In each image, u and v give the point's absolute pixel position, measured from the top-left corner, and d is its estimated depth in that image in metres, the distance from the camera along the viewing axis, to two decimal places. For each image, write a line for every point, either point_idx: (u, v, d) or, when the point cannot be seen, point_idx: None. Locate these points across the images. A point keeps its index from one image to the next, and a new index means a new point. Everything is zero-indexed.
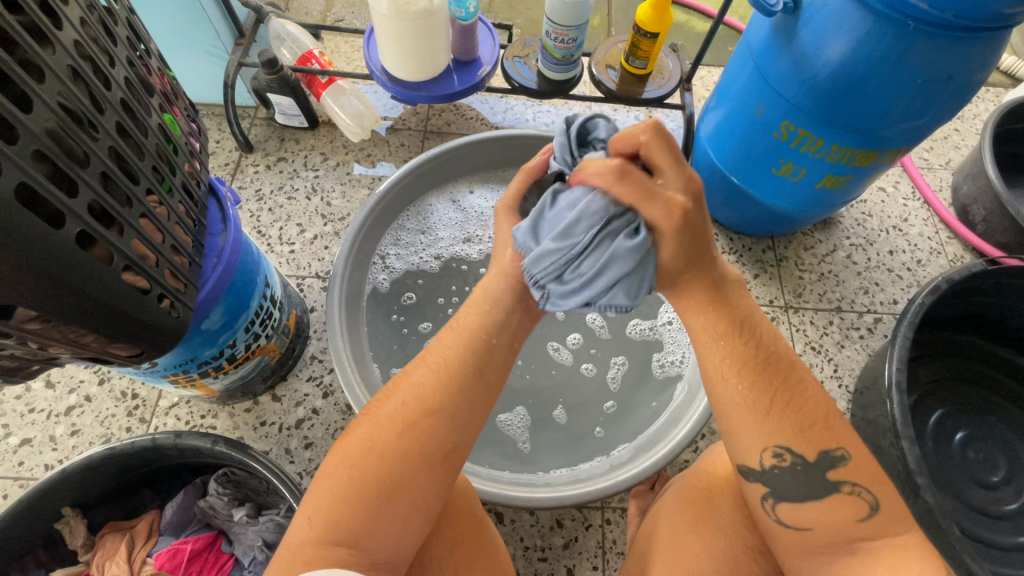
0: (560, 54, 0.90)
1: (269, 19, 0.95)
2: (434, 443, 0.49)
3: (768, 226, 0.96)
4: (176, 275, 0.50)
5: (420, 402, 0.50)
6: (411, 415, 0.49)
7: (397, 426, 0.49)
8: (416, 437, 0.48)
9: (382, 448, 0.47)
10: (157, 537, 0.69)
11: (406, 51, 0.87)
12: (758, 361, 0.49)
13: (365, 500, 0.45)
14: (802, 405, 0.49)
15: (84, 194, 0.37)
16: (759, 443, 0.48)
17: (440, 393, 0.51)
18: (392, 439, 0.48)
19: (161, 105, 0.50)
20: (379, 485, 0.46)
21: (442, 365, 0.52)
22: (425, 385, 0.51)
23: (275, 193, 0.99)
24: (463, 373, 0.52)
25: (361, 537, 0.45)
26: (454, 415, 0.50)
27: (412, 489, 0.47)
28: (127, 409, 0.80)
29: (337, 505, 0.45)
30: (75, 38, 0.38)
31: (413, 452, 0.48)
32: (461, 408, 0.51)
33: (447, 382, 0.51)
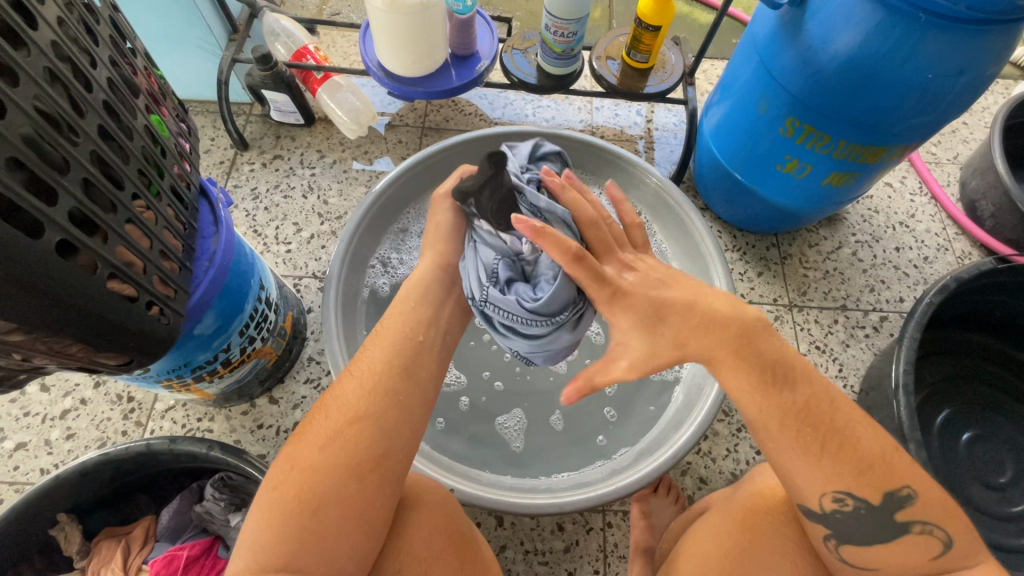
0: (560, 48, 0.88)
1: (263, 13, 0.93)
2: (362, 448, 0.48)
3: (773, 224, 0.94)
4: (165, 281, 0.49)
5: (344, 412, 0.50)
6: (336, 425, 0.49)
7: (320, 438, 0.49)
8: (340, 445, 0.48)
9: (308, 461, 0.47)
10: (154, 542, 0.68)
11: (403, 47, 0.85)
12: (804, 412, 0.48)
13: (293, 521, 0.44)
14: (857, 443, 0.47)
15: (65, 201, 0.36)
16: (818, 488, 0.48)
17: (364, 401, 0.51)
18: (315, 453, 0.48)
19: (148, 105, 0.48)
20: (307, 499, 0.45)
21: (365, 372, 0.54)
22: (350, 394, 0.52)
23: (270, 191, 0.97)
24: (387, 376, 0.53)
25: (294, 557, 0.43)
26: (380, 419, 0.50)
27: (341, 502, 0.46)
28: (123, 412, 0.80)
29: (270, 527, 0.44)
30: (52, 38, 0.36)
31: (334, 461, 0.47)
32: (388, 411, 0.51)
33: (370, 387, 0.52)
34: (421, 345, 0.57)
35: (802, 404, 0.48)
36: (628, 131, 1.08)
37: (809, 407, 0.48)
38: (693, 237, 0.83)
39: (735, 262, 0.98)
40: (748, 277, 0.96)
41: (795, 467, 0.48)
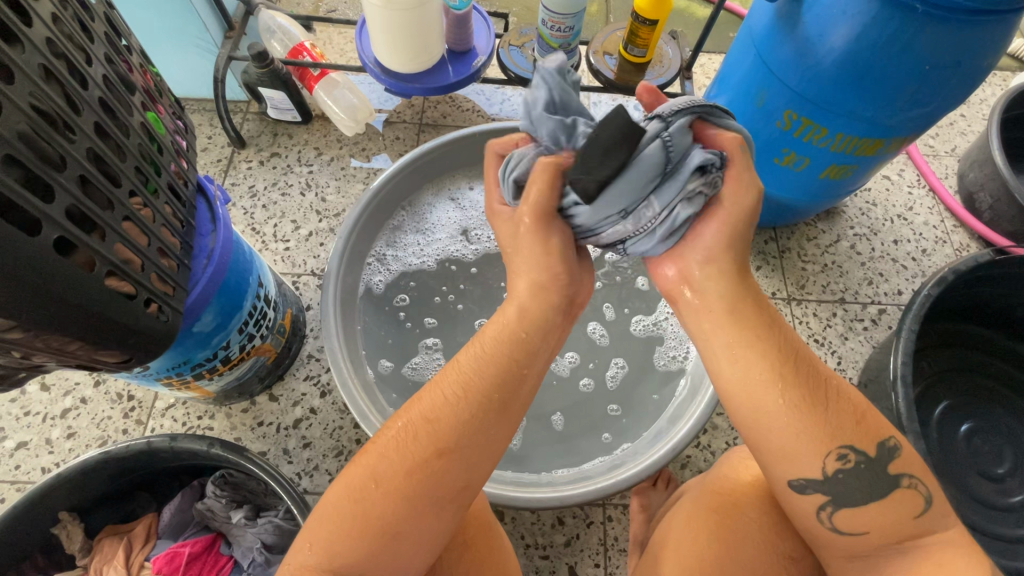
0: (556, 43, 0.88)
1: (259, 11, 0.93)
2: (444, 478, 0.46)
3: (771, 217, 0.94)
4: (163, 279, 0.49)
5: (433, 438, 0.47)
6: (420, 449, 0.46)
7: (402, 459, 0.46)
8: (424, 471, 0.46)
9: (388, 480, 0.45)
10: (155, 540, 0.68)
11: (399, 43, 0.85)
12: (792, 361, 0.49)
13: (369, 535, 0.44)
14: (844, 398, 0.49)
15: (62, 199, 0.36)
16: (821, 449, 0.47)
17: (453, 428, 0.47)
18: (399, 475, 0.46)
19: (144, 103, 0.48)
20: (382, 518, 0.45)
21: (459, 396, 0.48)
22: (439, 417, 0.47)
23: (268, 189, 0.97)
24: (483, 407, 0.48)
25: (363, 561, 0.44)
26: (466, 449, 0.47)
27: (416, 525, 0.45)
28: (124, 411, 0.80)
29: (342, 530, 0.45)
30: (47, 35, 0.36)
31: (414, 486, 0.45)
32: (475, 442, 0.48)
33: (460, 412, 0.48)
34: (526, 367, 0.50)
35: (792, 357, 0.49)
36: None
37: (798, 358, 0.49)
38: None
39: None
40: None
41: (794, 429, 0.47)
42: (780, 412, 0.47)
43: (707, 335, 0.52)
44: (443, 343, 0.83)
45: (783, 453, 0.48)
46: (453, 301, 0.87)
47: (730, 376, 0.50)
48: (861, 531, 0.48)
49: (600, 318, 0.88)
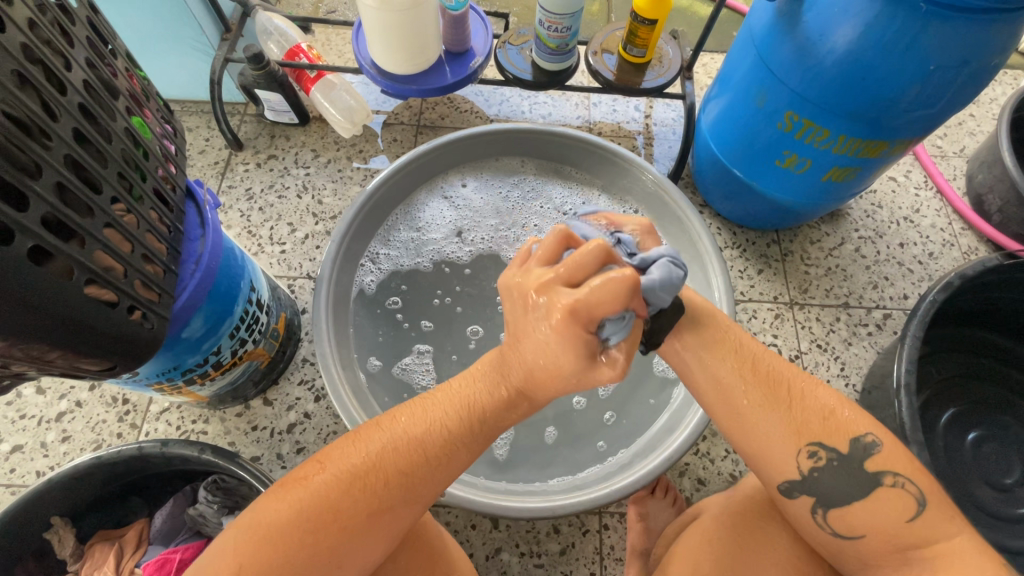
0: (554, 44, 0.87)
1: (256, 12, 0.93)
2: (387, 522, 0.47)
3: (773, 220, 0.92)
4: (148, 286, 0.48)
5: (404, 490, 0.47)
6: (373, 488, 0.46)
7: (352, 494, 0.46)
8: (371, 514, 0.46)
9: (332, 514, 0.45)
10: (146, 546, 0.68)
11: (395, 43, 0.84)
12: (749, 363, 0.52)
13: (312, 561, 0.44)
14: (811, 398, 0.51)
15: (37, 206, 0.36)
16: (792, 446, 0.49)
17: (413, 477, 0.48)
18: (359, 515, 0.46)
19: (129, 107, 0.48)
20: (316, 548, 0.44)
21: (439, 458, 0.49)
22: (416, 472, 0.48)
23: (264, 192, 0.97)
24: (453, 472, 0.50)
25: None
26: (417, 501, 0.48)
27: (357, 558, 0.46)
28: (118, 415, 0.79)
29: (268, 552, 0.43)
30: (22, 40, 0.36)
31: (357, 525, 0.46)
32: (427, 494, 0.49)
33: (422, 463, 0.48)
34: (489, 430, 0.51)
35: (750, 362, 0.52)
36: (626, 128, 1.06)
37: (756, 360, 0.52)
38: (690, 236, 0.82)
39: (735, 260, 0.96)
40: (748, 275, 0.95)
41: (763, 426, 0.50)
42: (748, 410, 0.50)
43: (680, 355, 0.55)
44: (432, 343, 0.82)
45: (759, 456, 0.51)
46: (450, 303, 0.86)
47: (699, 383, 0.53)
48: (858, 534, 0.49)
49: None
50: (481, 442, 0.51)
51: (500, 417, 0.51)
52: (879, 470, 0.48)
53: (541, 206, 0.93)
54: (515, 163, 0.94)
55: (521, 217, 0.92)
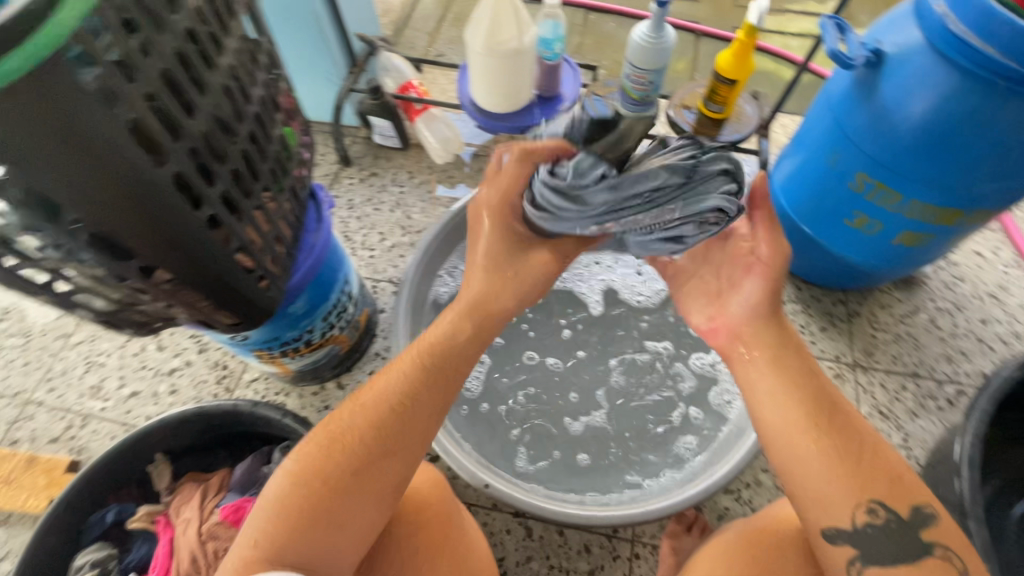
0: (637, 95, 0.94)
1: (380, 52, 1.07)
2: (375, 472, 0.53)
3: (840, 279, 0.92)
4: (275, 262, 0.59)
5: (382, 437, 0.54)
6: (359, 443, 0.53)
7: (343, 452, 0.53)
8: (364, 465, 0.52)
9: (332, 470, 0.51)
10: (226, 492, 0.76)
11: (493, 84, 0.95)
12: (826, 412, 0.51)
13: (313, 520, 0.49)
14: (882, 458, 0.50)
15: (219, 185, 0.46)
16: (853, 498, 0.48)
17: (389, 424, 0.55)
18: (348, 470, 0.52)
19: (284, 119, 0.59)
20: (324, 505, 0.50)
21: (407, 401, 0.56)
22: (387, 419, 0.55)
23: (363, 203, 1.10)
24: (425, 414, 0.57)
25: (305, 546, 0.48)
26: (401, 450, 0.54)
27: (357, 513, 0.51)
28: (217, 378, 0.92)
29: (285, 518, 0.49)
30: (231, 62, 0.48)
31: (347, 477, 0.51)
32: (406, 441, 0.55)
33: (393, 411, 0.55)
34: (448, 374, 0.59)
35: (828, 409, 0.52)
36: None
37: (835, 411, 0.52)
38: None
39: (798, 315, 0.96)
40: (810, 331, 0.94)
41: (825, 471, 0.49)
42: (817, 454, 0.49)
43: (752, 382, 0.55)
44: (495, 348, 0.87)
45: (815, 491, 0.49)
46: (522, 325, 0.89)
47: (768, 416, 0.53)
48: None
49: (626, 359, 0.86)
50: (448, 387, 0.59)
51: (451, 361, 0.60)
52: (912, 531, 0.48)
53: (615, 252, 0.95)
54: None
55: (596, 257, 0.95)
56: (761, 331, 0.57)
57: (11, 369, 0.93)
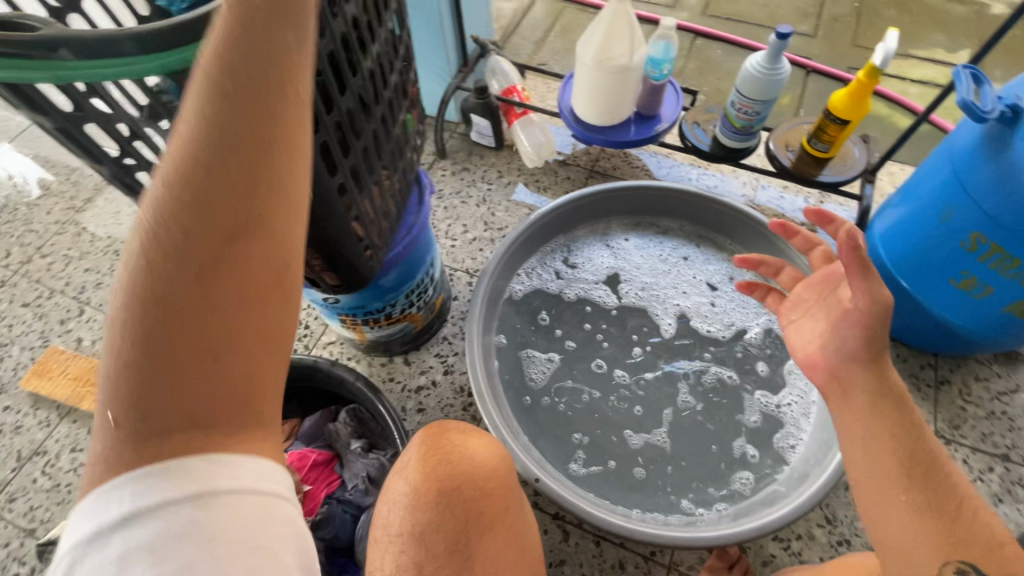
0: (740, 124, 0.94)
1: (490, 56, 1.14)
2: (226, 283, 0.33)
3: (933, 342, 0.87)
4: (380, 236, 0.64)
5: (206, 233, 0.32)
6: (171, 257, 0.32)
7: (161, 279, 0.32)
8: (198, 276, 0.32)
9: (157, 311, 0.32)
10: (293, 440, 0.83)
11: (596, 97, 0.97)
12: (922, 466, 0.49)
13: (168, 386, 0.32)
14: (981, 523, 0.47)
15: (351, 157, 0.51)
16: (939, 555, 0.46)
17: (209, 207, 0.32)
18: (183, 295, 0.32)
19: (408, 107, 0.64)
20: (174, 351, 0.32)
21: (214, 168, 0.32)
22: (199, 204, 0.32)
23: (452, 195, 1.15)
24: (242, 171, 0.33)
25: (168, 422, 0.32)
26: (249, 230, 0.34)
27: (236, 346, 0.33)
28: (298, 335, 0.99)
29: (131, 417, 0.32)
30: (380, 49, 0.53)
31: (192, 306, 0.32)
32: (249, 222, 0.34)
33: (201, 191, 0.32)
34: (261, 97, 0.33)
35: (925, 463, 0.50)
36: (792, 216, 1.07)
37: (932, 465, 0.50)
38: None
39: None
40: None
41: (909, 523, 0.48)
42: (901, 506, 0.48)
43: (843, 427, 0.54)
44: (562, 350, 0.88)
45: (896, 543, 0.48)
46: (592, 330, 0.90)
47: (857, 462, 0.52)
48: None
49: (690, 384, 0.85)
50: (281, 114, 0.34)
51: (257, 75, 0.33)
52: None
53: (693, 276, 0.95)
54: (676, 221, 1.00)
55: (676, 278, 0.95)
56: (856, 374, 0.54)
57: None
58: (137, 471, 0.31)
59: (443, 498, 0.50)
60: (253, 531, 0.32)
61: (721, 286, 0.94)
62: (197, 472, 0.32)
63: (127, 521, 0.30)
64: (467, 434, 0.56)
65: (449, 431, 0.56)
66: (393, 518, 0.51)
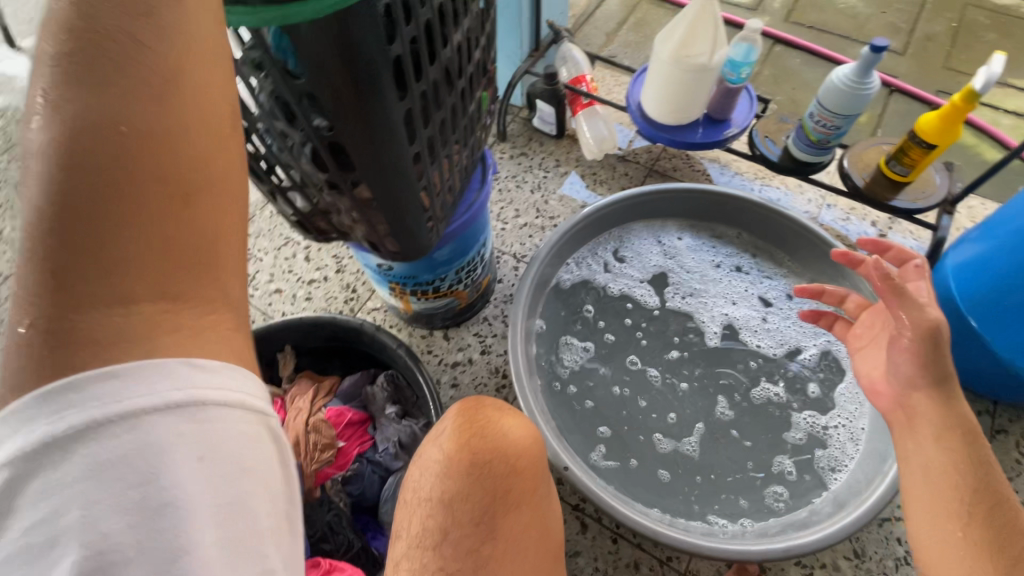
0: (816, 137, 0.90)
1: (562, 43, 1.13)
2: (132, 151, 0.29)
3: (995, 388, 0.83)
4: (443, 209, 0.65)
5: (100, 103, 0.28)
6: (68, 124, 0.28)
7: (53, 164, 0.28)
8: (104, 145, 0.28)
9: (66, 178, 0.28)
10: (332, 396, 0.85)
11: (668, 94, 0.95)
12: (985, 503, 0.49)
13: (71, 283, 0.28)
14: None
15: (430, 127, 0.52)
16: None
17: (96, 74, 0.28)
18: (81, 171, 0.28)
19: (485, 84, 0.65)
20: (86, 225, 0.28)
21: (89, 32, 0.28)
22: (87, 72, 0.28)
23: (507, 179, 1.15)
24: (123, 29, 0.29)
25: (87, 321, 0.28)
26: (150, 88, 0.29)
27: (149, 218, 0.29)
28: (345, 298, 1.02)
29: (40, 324, 0.28)
30: (470, 24, 0.53)
31: (96, 183, 0.28)
32: (142, 84, 0.29)
33: (88, 59, 0.28)
34: None
35: (989, 502, 0.49)
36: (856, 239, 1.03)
37: (997, 506, 0.49)
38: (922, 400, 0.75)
39: None
40: None
41: (965, 557, 0.48)
42: (957, 540, 0.49)
43: (906, 454, 0.56)
44: (602, 344, 0.88)
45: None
46: (635, 328, 0.90)
47: (916, 493, 0.54)
48: None
49: (729, 396, 0.84)
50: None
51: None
52: None
53: (745, 288, 0.93)
54: (735, 230, 0.97)
55: (726, 288, 0.93)
56: (922, 406, 0.55)
57: None
58: (60, 378, 0.27)
59: (474, 472, 0.51)
60: (241, 442, 0.30)
61: (773, 302, 0.92)
62: (115, 390, 0.28)
63: (89, 434, 0.27)
64: (503, 411, 0.56)
65: (486, 406, 0.56)
66: (424, 482, 0.52)
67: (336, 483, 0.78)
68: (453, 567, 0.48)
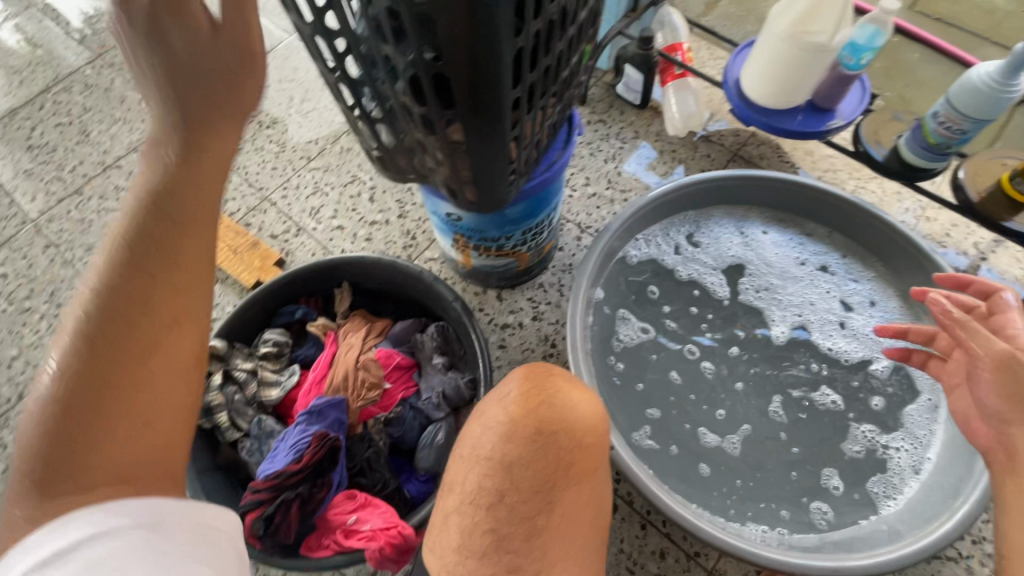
0: (935, 140, 0.82)
1: (662, 6, 1.06)
2: (149, 342, 0.41)
3: None
4: (527, 164, 0.62)
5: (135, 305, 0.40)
6: (103, 326, 0.39)
7: (84, 351, 0.38)
8: (121, 344, 0.40)
9: (93, 362, 0.38)
10: (382, 338, 0.86)
11: (773, 74, 0.88)
12: None
13: (75, 439, 0.38)
14: None
15: (535, 73, 0.49)
16: None
17: (138, 284, 0.40)
18: (109, 358, 0.39)
19: (591, 36, 0.61)
20: (105, 372, 0.39)
21: (140, 257, 0.40)
22: (130, 286, 0.40)
23: (581, 144, 1.11)
24: (166, 256, 0.41)
25: (83, 463, 0.38)
26: (172, 301, 0.42)
27: (152, 392, 0.41)
28: (404, 244, 1.02)
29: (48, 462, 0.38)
30: None
31: (120, 365, 0.39)
32: (167, 294, 0.42)
33: (137, 270, 0.40)
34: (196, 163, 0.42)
35: None
36: (952, 258, 0.94)
37: None
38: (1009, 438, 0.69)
39: None
40: None
41: None
42: None
43: (1004, 493, 0.52)
44: (659, 329, 0.85)
45: None
46: (698, 316, 0.86)
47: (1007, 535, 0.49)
48: None
49: (788, 402, 0.79)
50: (221, 146, 0.43)
51: (207, 104, 0.41)
52: None
53: (823, 292, 0.87)
54: (823, 230, 0.91)
55: (803, 289, 0.87)
56: None
57: (263, 168, 1.11)
58: (59, 499, 0.37)
59: (540, 440, 0.49)
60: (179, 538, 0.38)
61: (851, 311, 0.86)
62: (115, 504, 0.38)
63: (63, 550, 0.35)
64: (570, 383, 0.55)
65: (554, 376, 0.55)
66: (484, 441, 0.50)
67: (378, 422, 0.79)
68: (506, 529, 0.47)
